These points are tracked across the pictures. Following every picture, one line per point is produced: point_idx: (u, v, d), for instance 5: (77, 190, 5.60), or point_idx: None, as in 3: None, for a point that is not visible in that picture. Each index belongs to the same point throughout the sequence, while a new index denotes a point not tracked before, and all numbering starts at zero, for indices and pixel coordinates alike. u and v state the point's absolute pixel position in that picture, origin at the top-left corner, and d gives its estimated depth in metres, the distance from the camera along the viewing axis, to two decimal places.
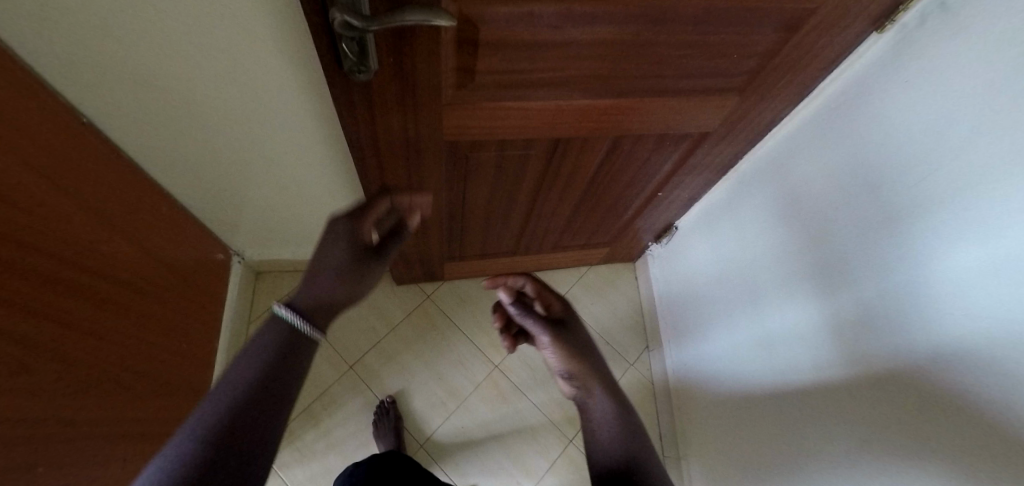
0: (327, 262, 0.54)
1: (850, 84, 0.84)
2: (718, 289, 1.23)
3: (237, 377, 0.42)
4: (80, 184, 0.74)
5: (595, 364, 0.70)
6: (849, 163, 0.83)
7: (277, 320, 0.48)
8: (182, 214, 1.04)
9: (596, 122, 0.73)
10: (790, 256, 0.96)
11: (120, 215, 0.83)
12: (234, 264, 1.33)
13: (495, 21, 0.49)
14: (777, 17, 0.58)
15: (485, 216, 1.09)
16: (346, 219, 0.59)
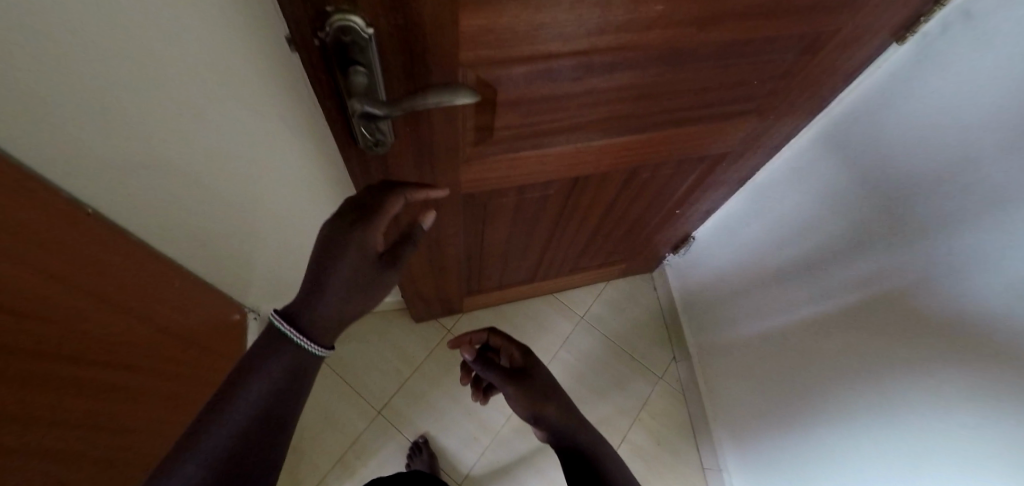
0: (329, 283, 0.46)
1: (875, 93, 0.83)
2: (744, 298, 1.19)
3: (250, 400, 0.41)
4: (94, 275, 0.72)
5: (558, 404, 0.73)
6: (879, 176, 0.81)
7: (287, 335, 0.44)
8: (199, 284, 0.99)
9: (615, 158, 0.71)
10: (823, 265, 0.93)
11: (135, 297, 0.81)
12: (250, 321, 1.23)
13: (513, 81, 0.47)
14: (798, 41, 0.56)
15: (502, 252, 1.07)
16: (353, 224, 0.48)
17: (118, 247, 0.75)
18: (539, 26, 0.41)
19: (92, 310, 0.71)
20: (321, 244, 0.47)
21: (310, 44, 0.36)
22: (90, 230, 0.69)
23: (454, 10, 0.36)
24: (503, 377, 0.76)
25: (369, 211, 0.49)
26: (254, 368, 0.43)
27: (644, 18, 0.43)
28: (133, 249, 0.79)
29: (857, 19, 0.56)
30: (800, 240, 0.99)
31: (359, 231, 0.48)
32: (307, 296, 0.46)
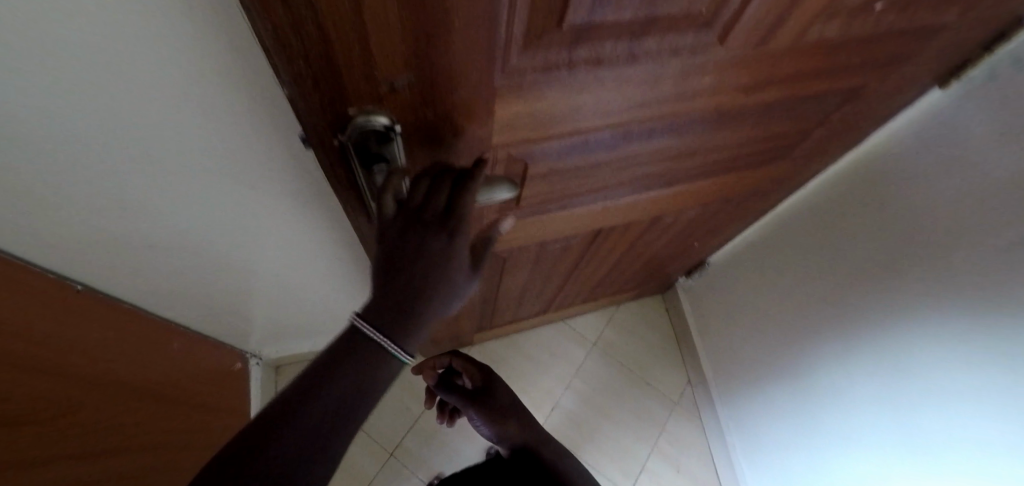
0: (419, 308, 0.33)
1: (912, 134, 0.79)
2: (755, 330, 1.11)
3: (329, 409, 0.29)
4: (122, 362, 0.65)
5: (521, 426, 0.69)
6: (913, 217, 0.76)
7: (360, 346, 0.31)
8: (203, 344, 0.86)
9: (642, 209, 0.67)
10: (843, 306, 0.87)
11: (164, 377, 0.74)
12: (252, 369, 1.04)
13: (546, 155, 0.43)
14: (841, 92, 0.52)
15: (518, 294, 1.02)
16: (435, 230, 0.33)
17: (119, 325, 0.66)
18: (580, 106, 0.36)
19: (115, 401, 0.62)
20: (389, 258, 0.32)
21: (328, 143, 0.32)
22: (87, 310, 0.60)
23: (488, 101, 0.32)
24: (467, 402, 0.71)
25: (450, 214, 0.34)
26: (339, 368, 0.30)
27: (691, 90, 0.40)
28: (146, 332, 0.71)
29: (900, 70, 0.53)
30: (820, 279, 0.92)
31: (444, 241, 0.34)
32: (395, 319, 0.32)
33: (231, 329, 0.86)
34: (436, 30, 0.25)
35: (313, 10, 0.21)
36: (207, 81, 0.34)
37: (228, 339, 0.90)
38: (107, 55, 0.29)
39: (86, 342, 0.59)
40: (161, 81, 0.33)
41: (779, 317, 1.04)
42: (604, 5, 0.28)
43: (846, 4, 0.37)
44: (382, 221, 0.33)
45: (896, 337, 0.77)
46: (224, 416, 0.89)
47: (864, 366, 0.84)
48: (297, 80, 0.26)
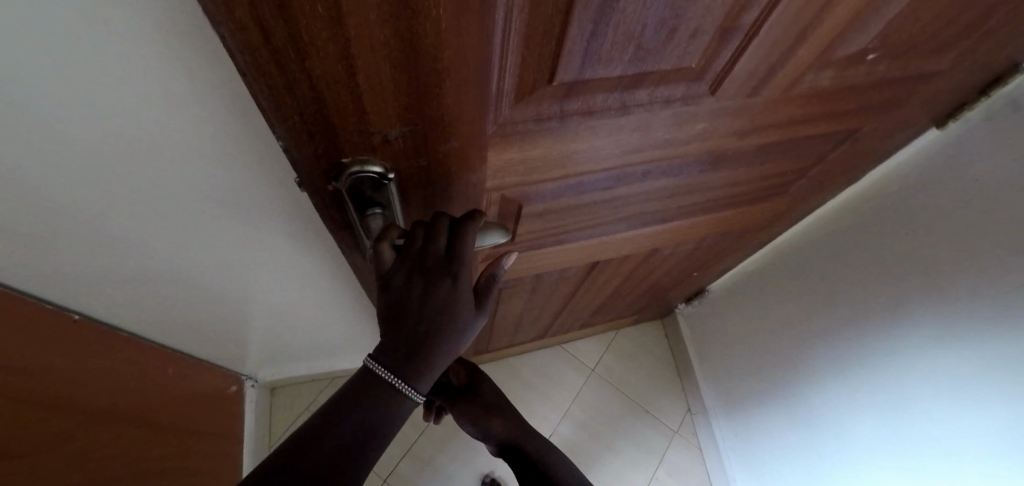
0: (430, 354, 0.33)
1: (911, 171, 0.80)
2: (754, 360, 1.10)
3: (353, 438, 0.30)
4: (132, 402, 0.63)
5: (507, 419, 0.73)
6: (912, 251, 0.74)
7: (370, 387, 0.32)
8: (208, 371, 0.84)
9: (639, 242, 0.66)
10: (836, 340, 0.86)
11: (168, 416, 0.71)
12: (248, 391, 1.00)
13: (541, 196, 0.43)
14: (835, 136, 0.52)
15: (516, 322, 1.01)
16: (439, 275, 0.33)
17: (137, 359, 0.63)
18: (574, 152, 0.37)
19: (122, 436, 0.60)
20: (395, 308, 0.33)
21: (322, 190, 0.32)
22: (111, 346, 0.58)
23: (481, 149, 0.33)
24: (453, 400, 0.71)
25: (454, 258, 0.34)
26: (364, 399, 0.31)
27: (685, 136, 0.40)
28: (159, 369, 0.68)
29: (894, 114, 0.54)
30: (818, 312, 0.91)
31: (450, 286, 0.34)
32: (407, 366, 0.32)
33: (229, 358, 0.84)
34: (428, 88, 0.25)
35: (306, 71, 0.22)
36: (212, 150, 0.32)
37: (226, 364, 0.87)
38: (110, 130, 0.27)
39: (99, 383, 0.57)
40: (165, 153, 0.31)
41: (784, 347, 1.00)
42: (593, 64, 0.29)
43: (836, 57, 0.38)
44: (383, 272, 0.33)
45: (895, 345, 0.75)
46: (216, 447, 0.86)
47: (858, 373, 0.82)
48: (292, 134, 0.26)
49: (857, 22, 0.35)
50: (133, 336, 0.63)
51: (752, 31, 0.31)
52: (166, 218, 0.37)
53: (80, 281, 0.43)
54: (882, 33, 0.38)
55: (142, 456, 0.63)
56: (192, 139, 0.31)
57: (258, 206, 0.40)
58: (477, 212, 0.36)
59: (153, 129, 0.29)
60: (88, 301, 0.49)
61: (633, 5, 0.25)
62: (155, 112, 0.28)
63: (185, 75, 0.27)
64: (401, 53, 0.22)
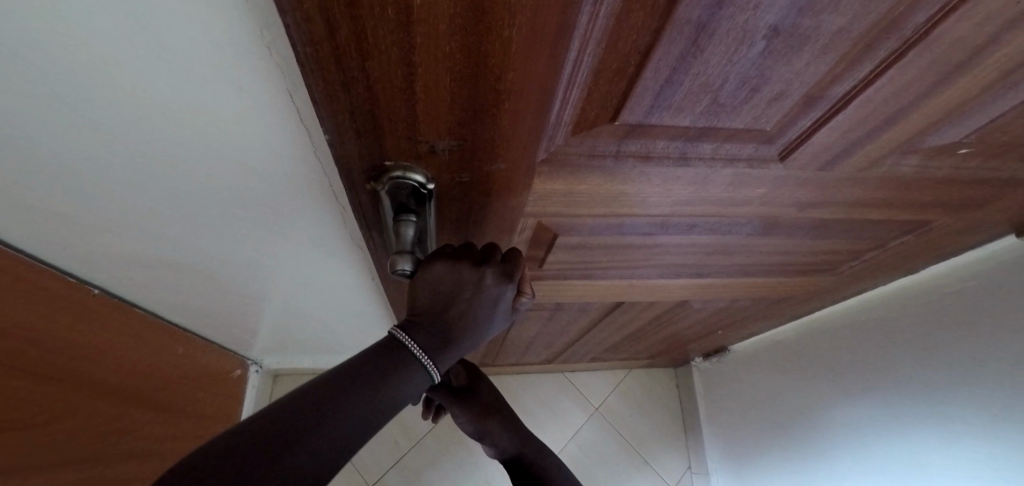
0: (460, 343, 0.33)
1: (971, 281, 0.66)
2: (769, 431, 1.03)
3: (337, 432, 0.26)
4: (122, 365, 0.63)
5: (503, 419, 0.70)
6: (954, 362, 0.67)
7: (395, 349, 0.31)
8: (211, 348, 0.84)
9: (670, 292, 0.63)
10: (866, 428, 0.80)
11: (156, 387, 0.71)
12: (250, 376, 1.01)
13: (578, 229, 0.41)
14: (904, 224, 0.48)
15: (525, 344, 0.98)
16: (482, 271, 0.33)
17: (135, 333, 0.63)
18: (623, 193, 0.35)
19: (97, 409, 0.59)
20: (439, 292, 0.33)
21: (359, 189, 0.31)
22: (113, 318, 0.59)
23: (526, 175, 0.31)
24: (452, 401, 0.68)
25: (505, 264, 0.35)
26: (355, 386, 0.28)
27: (742, 197, 0.38)
28: (162, 340, 0.69)
29: (974, 214, 0.49)
30: (847, 402, 0.83)
31: (497, 287, 0.34)
32: (438, 347, 0.32)
33: (236, 343, 0.84)
34: (486, 107, 0.24)
35: (364, 72, 0.21)
36: (221, 157, 0.29)
37: (231, 348, 0.87)
38: (117, 123, 0.25)
39: (93, 349, 0.57)
40: (167, 149, 0.28)
41: (803, 422, 0.93)
42: (662, 110, 0.27)
43: (926, 145, 0.34)
44: (432, 258, 0.33)
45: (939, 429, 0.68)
46: (207, 429, 0.86)
47: (901, 455, 0.73)
48: (338, 130, 0.25)
49: (957, 113, 0.31)
50: (144, 311, 0.64)
51: (839, 104, 0.29)
52: (163, 208, 0.35)
53: (105, 254, 0.43)
54: (983, 129, 0.34)
55: (116, 426, 0.63)
56: (202, 145, 0.28)
57: (266, 213, 0.38)
58: (519, 247, 0.37)
59: (175, 136, 0.27)
60: (108, 274, 0.50)
61: (717, 58, 0.24)
62: (162, 112, 0.25)
63: (202, 85, 0.24)
64: (464, 68, 0.21)
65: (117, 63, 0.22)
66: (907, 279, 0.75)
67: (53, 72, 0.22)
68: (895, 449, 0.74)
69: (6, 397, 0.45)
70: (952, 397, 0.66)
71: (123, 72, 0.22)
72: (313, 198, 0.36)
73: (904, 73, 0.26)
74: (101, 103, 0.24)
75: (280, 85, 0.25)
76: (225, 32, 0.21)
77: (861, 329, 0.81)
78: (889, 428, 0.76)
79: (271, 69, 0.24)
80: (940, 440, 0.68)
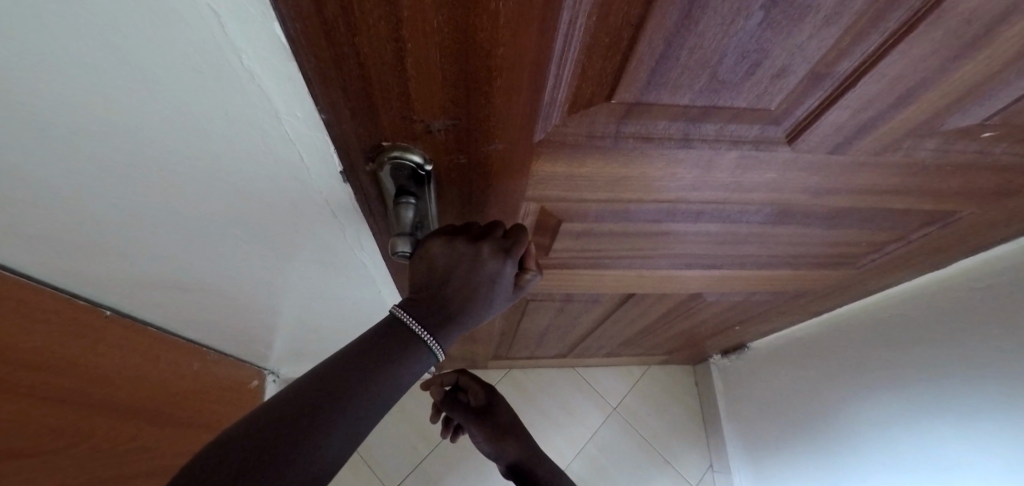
0: (461, 319, 0.33)
1: (1003, 276, 0.62)
2: (780, 440, 1.04)
3: (318, 456, 0.26)
4: (141, 363, 0.67)
5: (519, 442, 0.70)
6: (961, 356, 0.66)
7: (396, 328, 0.31)
8: (220, 361, 0.89)
9: (683, 284, 0.62)
10: (851, 418, 0.84)
11: (169, 388, 0.75)
12: (268, 385, 1.10)
13: (584, 216, 0.41)
14: (930, 214, 0.46)
15: (538, 337, 0.98)
16: (483, 250, 0.33)
17: (143, 345, 0.66)
18: (626, 177, 0.35)
19: (118, 398, 0.63)
20: (437, 271, 0.33)
21: (360, 170, 0.32)
22: (120, 338, 0.62)
23: (525, 156, 0.31)
24: (469, 419, 0.69)
25: (508, 241, 0.34)
26: (354, 387, 0.28)
27: (750, 183, 0.36)
28: (172, 344, 0.73)
29: (1004, 203, 0.46)
30: (849, 401, 0.84)
31: (498, 264, 0.33)
32: (438, 323, 0.32)
33: (252, 349, 0.87)
34: (478, 85, 0.24)
35: (354, 47, 0.21)
36: (213, 171, 0.30)
37: (247, 360, 0.95)
38: (118, 151, 0.27)
39: (111, 355, 0.61)
40: (163, 168, 0.29)
41: (826, 429, 0.90)
42: (660, 87, 0.26)
43: (946, 127, 0.33)
44: (432, 238, 0.33)
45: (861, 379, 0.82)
46: (217, 425, 0.91)
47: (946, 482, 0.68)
48: (335, 109, 0.26)
49: (978, 91, 0.30)
50: (155, 324, 0.67)
51: (849, 80, 0.27)
52: (161, 220, 0.36)
53: (114, 274, 0.46)
54: (1009, 108, 0.32)
55: (122, 445, 0.65)
56: (197, 165, 0.29)
57: (264, 220, 0.39)
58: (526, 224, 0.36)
59: (171, 159, 0.28)
60: (117, 293, 0.53)
61: (714, 30, 0.23)
62: (154, 135, 0.26)
63: (185, 111, 0.24)
64: (453, 44, 0.21)
65: (93, 93, 0.22)
66: (931, 274, 0.72)
67: (39, 109, 0.22)
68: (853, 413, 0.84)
69: (33, 391, 0.49)
70: (990, 417, 0.62)
71: (118, 112, 0.23)
72: (313, 202, 0.37)
73: (919, 45, 0.25)
74: (97, 137, 0.25)
75: (267, 102, 0.25)
76: (209, 70, 0.22)
77: (885, 326, 0.78)
78: (921, 445, 0.72)
79: (256, 88, 0.24)
80: (925, 409, 0.71)
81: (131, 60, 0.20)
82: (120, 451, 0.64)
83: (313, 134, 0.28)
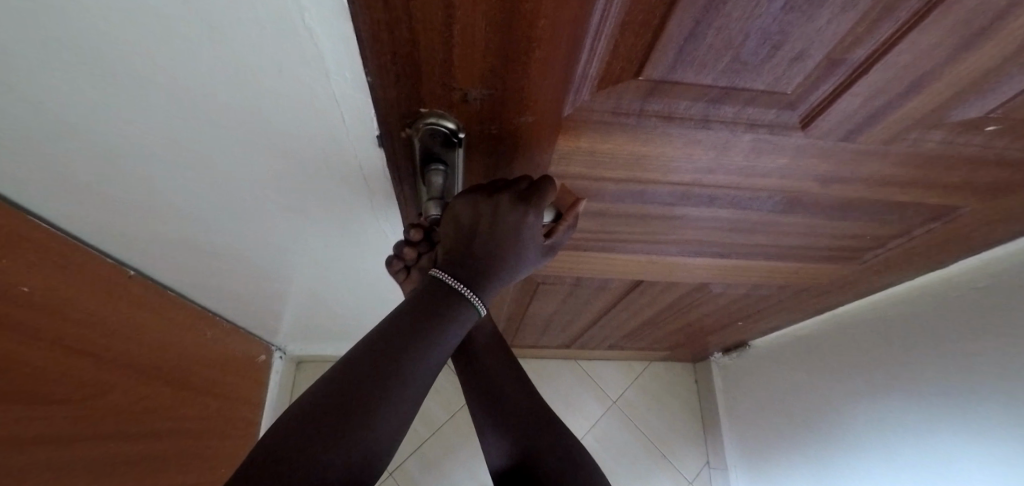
0: (492, 269, 0.37)
1: (1001, 278, 0.64)
2: (776, 434, 1.07)
3: (361, 440, 0.29)
4: (160, 324, 0.70)
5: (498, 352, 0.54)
6: (954, 351, 0.69)
7: (433, 285, 0.36)
8: (231, 333, 0.92)
9: (690, 274, 0.64)
10: (846, 411, 0.87)
11: (186, 353, 0.78)
12: (276, 361, 1.13)
13: (602, 195, 0.42)
14: (933, 210, 0.48)
15: (544, 324, 1.00)
16: (506, 204, 0.34)
17: (160, 307, 0.69)
18: (645, 155, 0.36)
19: (139, 354, 0.67)
20: (465, 227, 0.36)
21: (396, 136, 0.33)
22: (132, 295, 0.64)
23: (554, 130, 0.33)
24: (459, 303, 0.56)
25: (530, 191, 0.34)
26: (383, 382, 0.31)
27: (763, 168, 0.38)
28: (186, 309, 0.76)
29: (1008, 201, 0.48)
30: (845, 396, 0.87)
31: (519, 212, 0.34)
32: (471, 276, 0.36)
33: (265, 322, 0.90)
34: (517, 56, 0.26)
35: (408, 12, 0.23)
36: (257, 131, 0.33)
37: (256, 333, 0.98)
38: (173, 103, 0.29)
39: (133, 310, 0.64)
40: (210, 123, 0.31)
41: (824, 429, 0.92)
42: (686, 65, 0.28)
43: (952, 119, 0.34)
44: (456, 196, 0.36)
45: (857, 374, 0.85)
46: (229, 394, 0.94)
47: None
48: (381, 72, 0.27)
49: (984, 84, 0.31)
50: (173, 286, 0.70)
51: (862, 68, 0.29)
52: (198, 175, 0.38)
53: (144, 231, 0.49)
54: (1013, 102, 0.33)
55: (141, 404, 0.67)
56: (242, 122, 0.31)
57: (295, 184, 0.40)
58: (553, 176, 0.35)
59: (220, 114, 0.30)
60: (143, 251, 0.56)
61: (739, 11, 0.25)
62: (207, 87, 0.28)
63: (240, 64, 0.26)
64: (499, 13, 0.23)
65: (162, 39, 0.24)
66: (930, 276, 0.74)
67: (112, 51, 0.24)
68: (848, 410, 0.86)
69: (60, 335, 0.52)
70: (986, 420, 0.64)
71: (182, 62, 0.26)
72: (345, 170, 0.39)
73: (929, 35, 0.27)
74: (157, 84, 0.27)
75: (319, 61, 0.27)
76: (268, 24, 0.24)
77: (887, 326, 0.80)
78: (918, 445, 0.73)
79: (312, 46, 0.26)
80: (915, 402, 0.74)
81: (202, 9, 0.22)
82: (142, 405, 0.67)
83: (354, 100, 0.30)
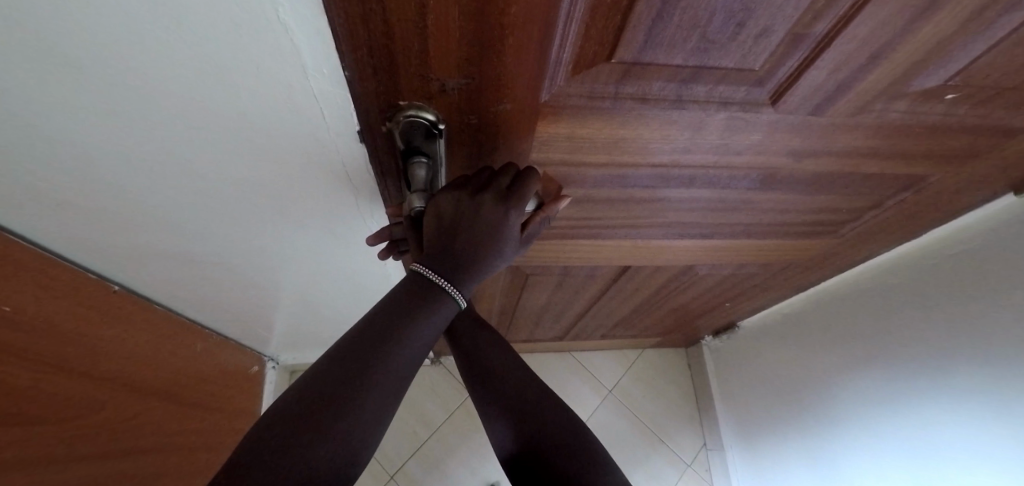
0: (472, 265, 0.36)
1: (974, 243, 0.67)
2: (767, 411, 1.09)
3: (341, 438, 0.29)
4: (148, 339, 0.69)
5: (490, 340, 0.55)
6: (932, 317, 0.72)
7: (415, 279, 0.36)
8: (221, 345, 0.91)
9: (675, 257, 0.66)
10: (833, 383, 0.90)
11: (176, 367, 0.77)
12: (268, 372, 1.12)
13: (584, 181, 0.43)
14: (902, 179, 0.50)
15: (536, 316, 1.01)
16: (488, 201, 0.35)
17: (147, 322, 0.69)
18: (623, 138, 0.37)
19: (129, 369, 0.66)
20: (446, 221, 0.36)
21: (377, 130, 0.34)
22: (117, 310, 0.63)
23: (532, 116, 0.33)
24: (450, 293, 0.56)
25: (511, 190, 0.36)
26: (361, 380, 0.31)
27: (737, 145, 0.39)
28: (174, 323, 0.75)
29: (970, 168, 0.50)
30: (831, 369, 0.90)
31: (500, 211, 0.35)
32: (451, 271, 0.36)
33: (256, 331, 0.89)
34: (491, 43, 0.26)
35: (381, 3, 0.23)
36: (236, 133, 0.32)
37: (247, 343, 0.97)
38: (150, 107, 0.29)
39: (120, 326, 0.63)
40: (189, 127, 0.31)
41: (813, 402, 0.95)
42: (656, 46, 0.29)
43: (912, 89, 0.36)
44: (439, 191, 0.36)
45: (842, 346, 0.87)
46: (222, 407, 0.93)
47: (930, 453, 0.73)
48: (358, 66, 0.28)
49: (939, 53, 0.33)
50: (160, 300, 0.69)
51: (824, 42, 0.30)
52: (178, 182, 0.37)
53: (126, 243, 0.48)
54: (968, 69, 0.35)
55: (133, 419, 0.66)
56: (221, 125, 0.31)
57: (278, 186, 0.40)
58: (534, 170, 0.38)
59: (198, 117, 0.30)
60: (125, 265, 0.55)
61: None
62: (183, 90, 0.28)
63: (217, 65, 0.26)
64: (471, 2, 0.24)
65: (136, 43, 0.24)
66: (907, 246, 0.77)
67: (84, 57, 0.24)
68: (835, 381, 0.89)
69: (45, 354, 0.51)
70: (966, 380, 0.67)
71: (156, 65, 0.25)
72: (327, 168, 0.39)
73: (885, 7, 0.28)
74: (133, 89, 0.27)
75: (296, 58, 0.27)
76: (243, 22, 0.24)
77: (868, 298, 0.82)
78: (904, 409, 0.76)
79: (288, 42, 0.26)
80: (897, 367, 0.77)
81: (173, 8, 0.22)
82: (135, 421, 0.66)
83: (332, 96, 0.30)
